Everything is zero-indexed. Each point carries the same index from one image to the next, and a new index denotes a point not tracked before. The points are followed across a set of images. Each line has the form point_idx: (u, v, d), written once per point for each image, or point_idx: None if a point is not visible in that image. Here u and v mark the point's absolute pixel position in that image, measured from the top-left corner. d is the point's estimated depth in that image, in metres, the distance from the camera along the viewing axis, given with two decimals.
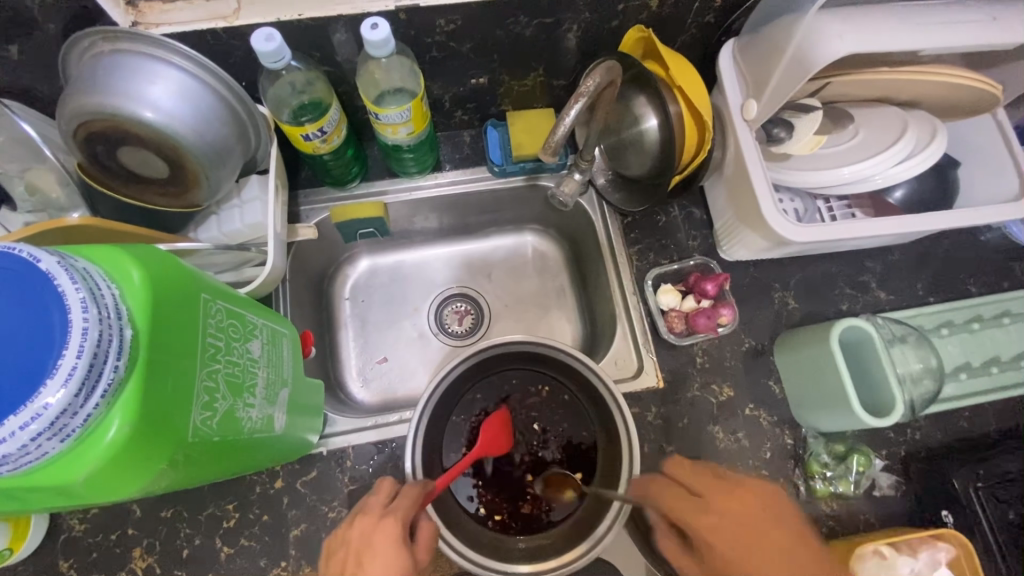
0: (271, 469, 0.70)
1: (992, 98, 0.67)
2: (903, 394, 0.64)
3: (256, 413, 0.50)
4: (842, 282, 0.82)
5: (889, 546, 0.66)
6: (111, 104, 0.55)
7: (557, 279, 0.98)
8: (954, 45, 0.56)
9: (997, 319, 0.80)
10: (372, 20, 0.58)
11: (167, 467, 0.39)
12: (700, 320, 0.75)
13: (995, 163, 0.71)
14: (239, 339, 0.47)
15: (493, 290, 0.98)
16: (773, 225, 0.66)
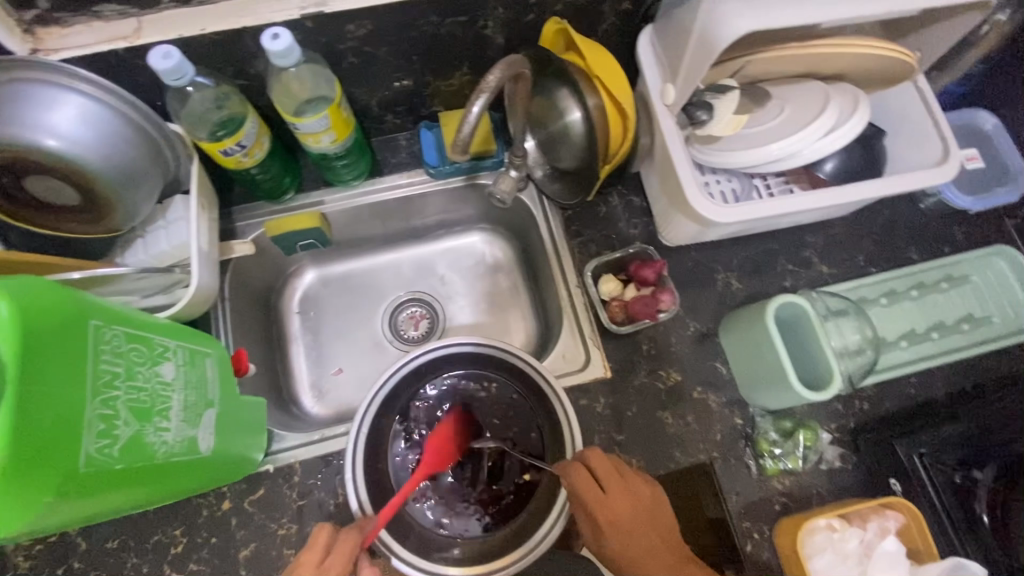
0: (217, 491, 0.69)
1: (908, 68, 0.68)
2: (839, 366, 0.65)
3: (174, 436, 0.49)
4: (783, 259, 0.82)
5: (839, 518, 0.66)
6: (8, 134, 0.53)
7: (509, 276, 0.97)
8: (857, 16, 0.56)
9: (937, 285, 0.81)
10: (274, 30, 0.57)
11: (57, 494, 0.39)
12: (638, 307, 0.74)
13: (919, 129, 0.71)
14: (145, 363, 0.47)
15: (446, 292, 0.97)
16: (699, 208, 0.67)
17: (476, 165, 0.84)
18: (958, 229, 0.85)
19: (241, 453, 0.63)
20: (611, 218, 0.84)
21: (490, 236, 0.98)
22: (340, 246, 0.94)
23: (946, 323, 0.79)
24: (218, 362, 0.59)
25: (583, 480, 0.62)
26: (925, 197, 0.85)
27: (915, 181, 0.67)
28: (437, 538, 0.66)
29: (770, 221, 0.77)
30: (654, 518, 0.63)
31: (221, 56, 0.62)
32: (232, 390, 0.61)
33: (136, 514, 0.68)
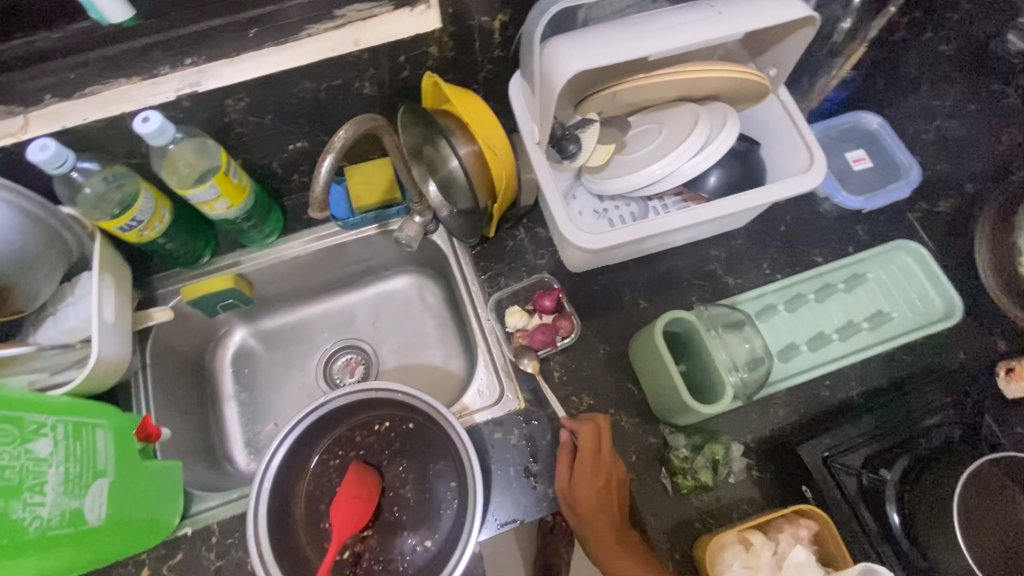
0: (136, 558, 0.70)
1: (764, 88, 0.72)
2: (727, 376, 0.68)
3: (49, 510, 0.51)
4: (688, 275, 0.84)
5: (754, 531, 0.65)
6: None
7: (439, 314, 0.98)
8: (686, 44, 0.60)
9: (844, 284, 0.81)
10: (144, 113, 0.62)
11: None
12: (537, 336, 0.78)
13: (789, 139, 0.76)
14: (11, 441, 0.49)
15: (379, 336, 0.98)
16: (571, 236, 0.71)
17: (383, 212, 0.87)
18: (860, 227, 0.86)
19: (149, 516, 0.64)
20: (517, 251, 0.86)
21: (417, 278, 1.01)
22: (268, 301, 0.96)
23: (853, 321, 0.79)
24: (115, 432, 0.62)
25: (591, 438, 0.70)
26: (823, 200, 0.87)
27: (787, 191, 0.71)
28: None
29: (665, 239, 0.79)
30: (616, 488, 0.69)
31: (109, 139, 0.67)
32: (134, 460, 0.63)
33: None
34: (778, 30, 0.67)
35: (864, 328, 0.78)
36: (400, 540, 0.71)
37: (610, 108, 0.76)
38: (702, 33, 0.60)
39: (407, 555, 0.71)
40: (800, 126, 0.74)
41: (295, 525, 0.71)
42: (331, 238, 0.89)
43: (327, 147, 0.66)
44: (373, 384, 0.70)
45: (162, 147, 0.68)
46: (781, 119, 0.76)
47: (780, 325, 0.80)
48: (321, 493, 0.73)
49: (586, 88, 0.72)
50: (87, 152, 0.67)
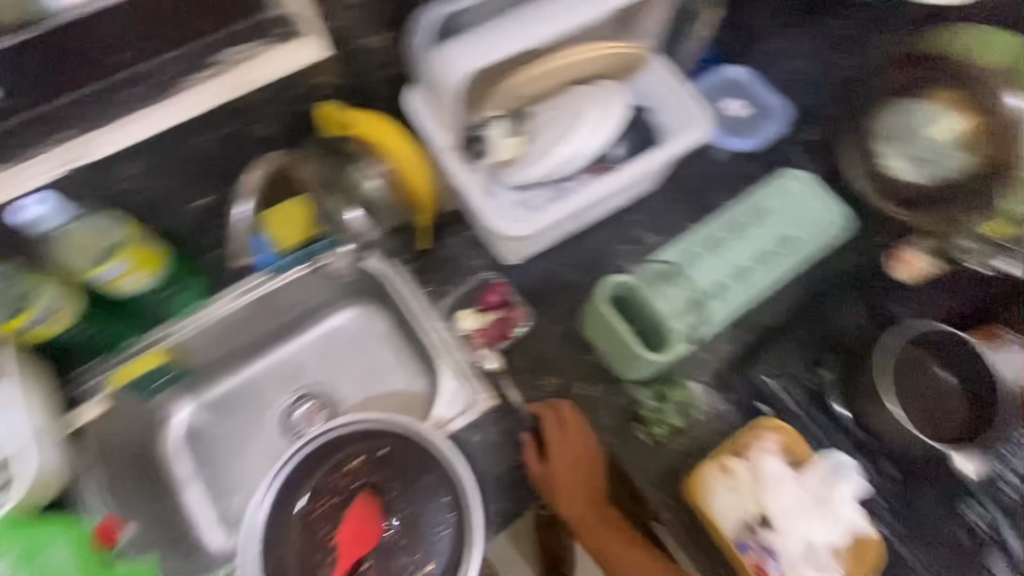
0: None
1: (640, 58, 0.80)
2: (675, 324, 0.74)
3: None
4: (614, 243, 0.89)
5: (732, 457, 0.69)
6: None
7: (388, 339, 0.95)
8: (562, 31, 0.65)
9: (755, 218, 0.87)
10: (36, 193, 0.63)
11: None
12: (491, 331, 0.80)
13: (676, 99, 0.81)
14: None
15: (332, 375, 0.95)
16: (505, 229, 0.74)
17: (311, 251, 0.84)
18: (751, 167, 0.94)
19: None
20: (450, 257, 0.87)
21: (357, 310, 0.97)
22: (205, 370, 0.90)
23: (768, 250, 0.85)
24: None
25: (554, 419, 0.74)
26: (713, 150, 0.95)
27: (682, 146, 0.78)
28: None
29: (587, 213, 0.84)
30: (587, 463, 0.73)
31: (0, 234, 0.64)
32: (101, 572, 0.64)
33: None
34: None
35: (782, 253, 0.84)
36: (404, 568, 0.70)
37: (509, 101, 0.78)
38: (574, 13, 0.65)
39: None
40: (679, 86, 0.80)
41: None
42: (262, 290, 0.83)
43: (242, 192, 0.80)
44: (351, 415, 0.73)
45: (55, 231, 0.66)
46: (666, 83, 0.81)
47: (710, 266, 0.84)
48: (310, 545, 0.70)
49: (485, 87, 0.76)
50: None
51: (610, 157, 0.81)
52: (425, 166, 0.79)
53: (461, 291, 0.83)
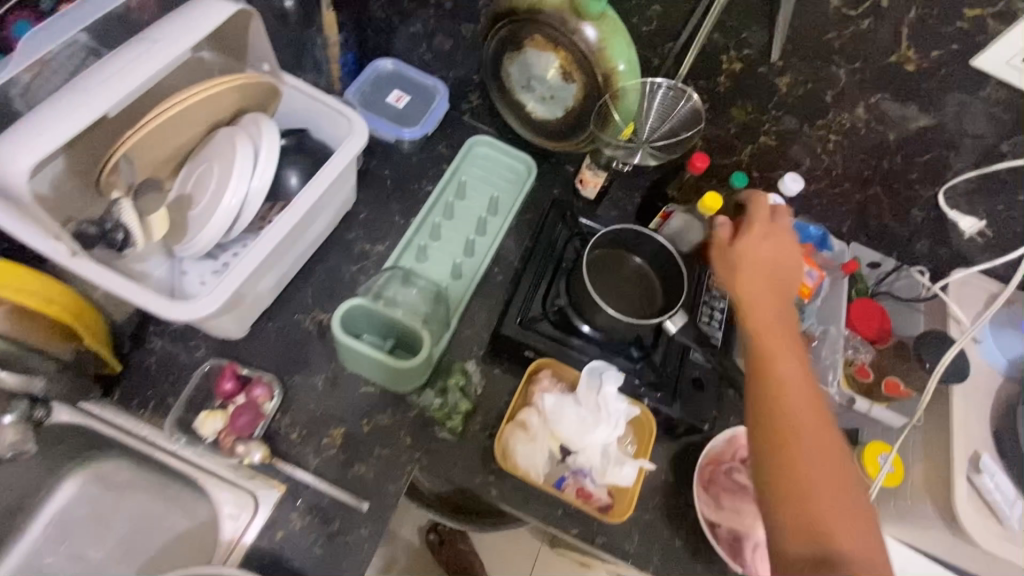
0: None
1: (270, 84, 0.74)
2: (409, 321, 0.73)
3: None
4: (345, 266, 0.85)
5: (524, 412, 0.74)
6: None
7: (147, 485, 0.80)
8: (136, 84, 0.55)
9: (457, 195, 0.93)
10: None
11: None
12: (240, 420, 0.69)
13: (324, 112, 0.79)
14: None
15: (97, 555, 0.78)
16: (181, 316, 0.63)
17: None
18: (441, 146, 0.98)
19: None
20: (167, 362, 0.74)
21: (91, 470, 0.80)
22: None
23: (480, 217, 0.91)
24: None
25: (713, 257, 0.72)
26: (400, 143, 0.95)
27: (344, 157, 0.75)
28: None
29: (294, 251, 0.77)
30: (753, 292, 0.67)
31: None
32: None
33: None
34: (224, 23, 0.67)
35: (492, 218, 0.92)
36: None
37: (136, 171, 0.68)
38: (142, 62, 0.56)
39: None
40: (323, 96, 0.77)
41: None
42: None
43: None
44: None
45: None
46: (307, 100, 0.78)
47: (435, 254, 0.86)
48: None
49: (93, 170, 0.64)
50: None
51: (285, 190, 0.76)
52: (47, 285, 0.60)
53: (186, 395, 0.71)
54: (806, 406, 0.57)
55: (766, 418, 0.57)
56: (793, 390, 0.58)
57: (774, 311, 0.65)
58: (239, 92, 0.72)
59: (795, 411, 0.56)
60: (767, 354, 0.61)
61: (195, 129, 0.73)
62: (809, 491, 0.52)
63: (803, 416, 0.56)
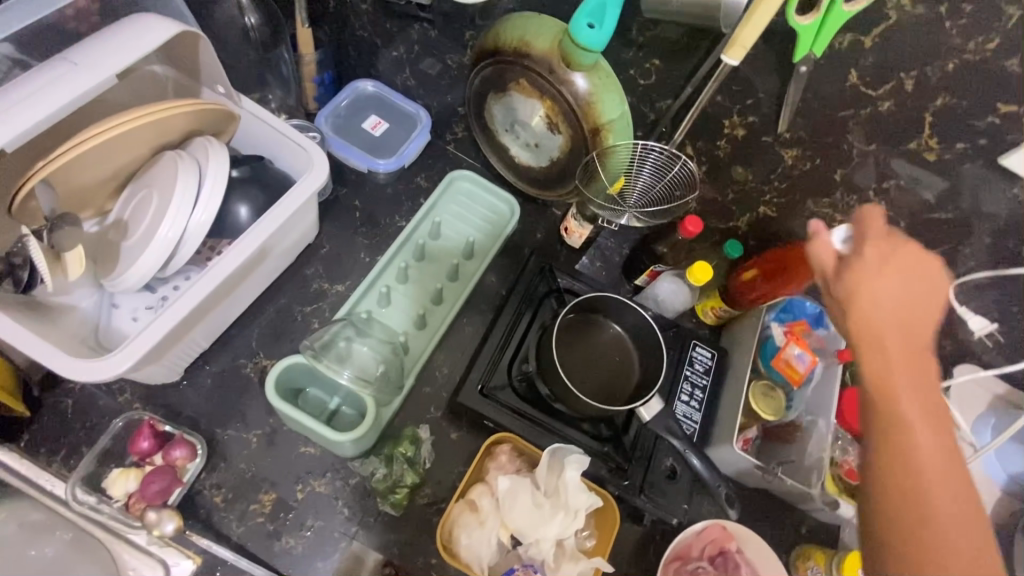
0: None
1: (227, 112, 0.68)
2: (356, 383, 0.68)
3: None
4: (299, 307, 0.78)
5: (477, 493, 0.67)
6: None
7: None
8: (43, 114, 0.50)
9: (430, 234, 0.85)
10: None
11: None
12: (151, 487, 0.63)
13: (285, 141, 0.71)
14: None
15: None
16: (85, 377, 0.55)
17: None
18: (419, 177, 0.89)
19: None
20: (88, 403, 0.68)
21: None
22: None
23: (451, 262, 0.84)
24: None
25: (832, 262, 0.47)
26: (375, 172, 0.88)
27: (302, 199, 0.67)
28: None
29: (238, 293, 0.70)
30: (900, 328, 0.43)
31: None
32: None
33: None
34: (173, 43, 0.61)
35: (465, 263, 0.84)
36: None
37: (51, 195, 0.61)
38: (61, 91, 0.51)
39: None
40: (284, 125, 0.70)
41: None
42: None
43: None
44: None
45: None
46: (268, 127, 0.71)
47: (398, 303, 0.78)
48: None
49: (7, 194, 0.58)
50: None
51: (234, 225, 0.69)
52: None
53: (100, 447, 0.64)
54: (956, 490, 0.38)
55: (879, 433, 0.40)
56: (933, 483, 0.38)
57: (923, 316, 0.43)
58: (190, 118, 0.66)
59: (939, 506, 0.37)
60: (889, 378, 0.41)
61: (138, 153, 0.66)
62: (936, 556, 0.36)
63: (946, 491, 0.38)
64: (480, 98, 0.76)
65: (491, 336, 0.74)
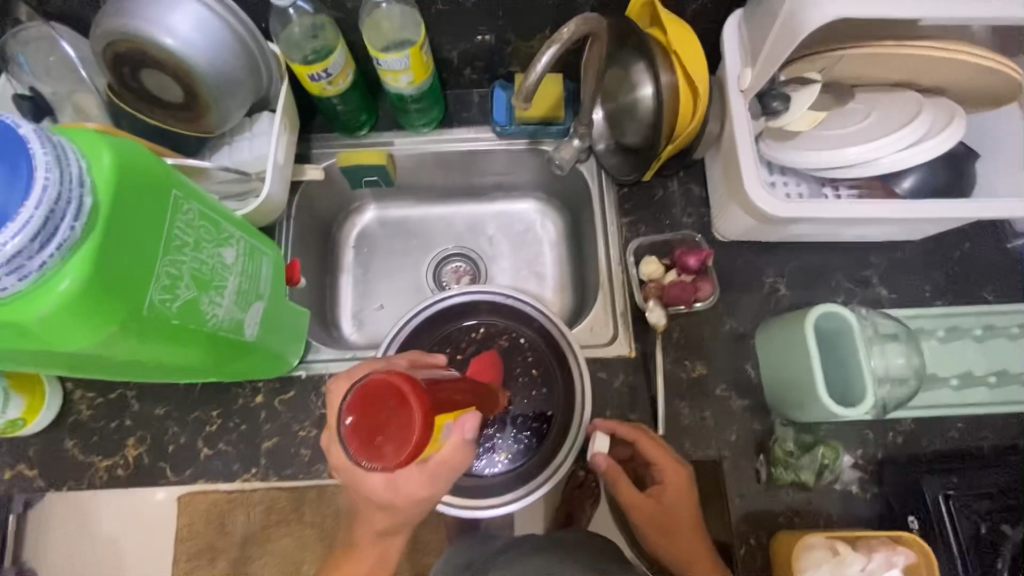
0: (128, 395, 0.81)
1: (730, 32, 0.74)
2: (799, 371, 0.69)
3: (224, 313, 0.58)
4: (624, 205, 0.87)
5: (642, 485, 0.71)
6: (131, 26, 0.64)
7: (426, 232, 1.04)
8: None
9: (780, 226, 0.78)
10: None
11: (124, 324, 0.45)
12: (674, 290, 0.78)
13: (744, 58, 0.73)
14: (211, 241, 0.55)
15: (377, 251, 1.03)
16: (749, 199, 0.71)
17: (398, 118, 0.91)
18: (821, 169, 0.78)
19: (275, 361, 0.73)
20: (466, 184, 1.01)
21: (380, 207, 1.04)
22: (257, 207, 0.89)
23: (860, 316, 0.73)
24: (244, 248, 0.61)
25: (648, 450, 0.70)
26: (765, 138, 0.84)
27: (750, 117, 0.72)
28: (294, 454, 0.79)
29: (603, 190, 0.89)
30: (684, 502, 0.68)
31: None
32: (283, 293, 0.71)
33: (59, 420, 0.80)
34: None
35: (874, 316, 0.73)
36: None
37: (595, 28, 0.70)
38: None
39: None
40: (805, 40, 0.69)
41: (249, 397, 0.80)
42: (359, 142, 0.93)
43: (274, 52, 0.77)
44: (393, 343, 0.76)
45: (105, 9, 0.65)
46: (738, 43, 0.74)
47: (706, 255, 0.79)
48: (282, 386, 0.81)
49: (549, 18, 0.80)
50: (69, 10, 0.74)
51: (642, 99, 0.76)
52: (423, 58, 0.76)
53: (651, 238, 0.83)
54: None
55: (670, 533, 0.67)
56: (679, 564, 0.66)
57: (682, 501, 0.68)
58: (686, 28, 0.74)
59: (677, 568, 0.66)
60: (667, 525, 0.68)
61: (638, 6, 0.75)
62: None
63: None
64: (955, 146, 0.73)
65: (770, 347, 0.76)
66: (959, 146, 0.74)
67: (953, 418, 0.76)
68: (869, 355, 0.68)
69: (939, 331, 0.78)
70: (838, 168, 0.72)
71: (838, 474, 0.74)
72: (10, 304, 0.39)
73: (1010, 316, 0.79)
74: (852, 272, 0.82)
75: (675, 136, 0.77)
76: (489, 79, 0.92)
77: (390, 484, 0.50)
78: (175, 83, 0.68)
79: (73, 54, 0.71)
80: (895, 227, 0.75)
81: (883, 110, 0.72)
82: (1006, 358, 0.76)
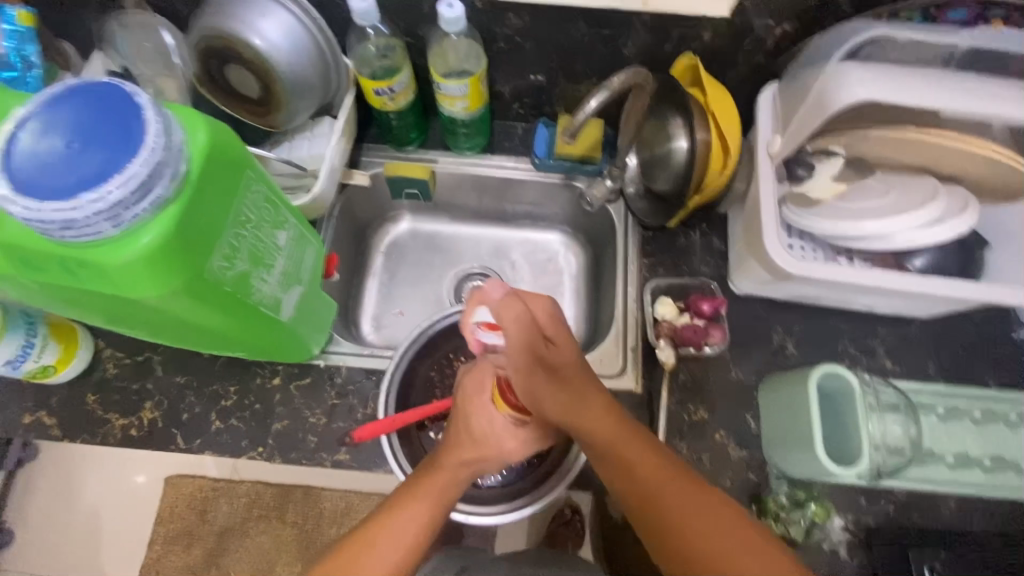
0: (156, 359, 0.85)
1: (765, 99, 0.81)
2: (806, 422, 0.71)
3: (269, 291, 0.62)
4: (647, 248, 0.91)
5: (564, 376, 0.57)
6: (226, 24, 0.71)
7: (453, 248, 1.08)
8: (683, 12, 0.76)
9: (793, 286, 0.81)
10: None
11: (188, 282, 0.49)
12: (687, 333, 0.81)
13: (776, 123, 0.79)
14: (270, 223, 0.60)
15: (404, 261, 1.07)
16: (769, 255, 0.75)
17: (446, 138, 0.97)
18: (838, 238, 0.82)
19: (300, 344, 0.76)
20: (499, 209, 1.06)
21: (414, 219, 1.09)
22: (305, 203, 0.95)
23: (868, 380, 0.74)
24: (295, 235, 0.66)
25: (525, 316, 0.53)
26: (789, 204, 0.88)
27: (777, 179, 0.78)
28: (300, 438, 0.81)
29: (627, 232, 0.94)
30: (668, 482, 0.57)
31: None
32: (318, 284, 0.76)
33: (86, 374, 0.84)
34: (803, 41, 0.77)
35: (880, 383, 0.75)
36: (345, 414, 0.82)
37: (645, 70, 0.76)
38: (905, 36, 0.68)
39: (352, 422, 0.82)
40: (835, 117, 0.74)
41: (266, 378, 0.84)
42: (406, 156, 0.99)
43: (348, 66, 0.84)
44: (414, 341, 0.81)
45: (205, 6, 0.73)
46: (771, 107, 0.80)
47: (720, 306, 0.83)
48: (299, 371, 0.84)
49: (599, 67, 0.87)
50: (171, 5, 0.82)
51: (678, 150, 0.81)
52: (481, 89, 0.83)
53: (676, 279, 0.86)
54: (691, 502, 0.56)
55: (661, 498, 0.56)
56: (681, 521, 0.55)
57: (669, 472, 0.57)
58: (724, 92, 0.80)
59: (692, 531, 0.55)
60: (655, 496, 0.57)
61: (682, 64, 0.82)
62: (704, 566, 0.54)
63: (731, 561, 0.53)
64: (968, 233, 0.77)
65: (773, 398, 0.79)
66: (972, 234, 0.78)
67: (947, 496, 0.77)
68: (868, 420, 0.70)
69: (939, 407, 0.80)
70: (855, 238, 0.76)
71: (828, 534, 0.75)
72: (99, 246, 0.44)
73: (1010, 403, 0.81)
74: (858, 340, 0.85)
75: (703, 189, 0.83)
76: (535, 115, 0.99)
77: (489, 426, 0.62)
78: (254, 80, 0.75)
79: (169, 42, 0.77)
80: (905, 299, 0.78)
81: (903, 189, 0.76)
82: (1003, 444, 0.78)
